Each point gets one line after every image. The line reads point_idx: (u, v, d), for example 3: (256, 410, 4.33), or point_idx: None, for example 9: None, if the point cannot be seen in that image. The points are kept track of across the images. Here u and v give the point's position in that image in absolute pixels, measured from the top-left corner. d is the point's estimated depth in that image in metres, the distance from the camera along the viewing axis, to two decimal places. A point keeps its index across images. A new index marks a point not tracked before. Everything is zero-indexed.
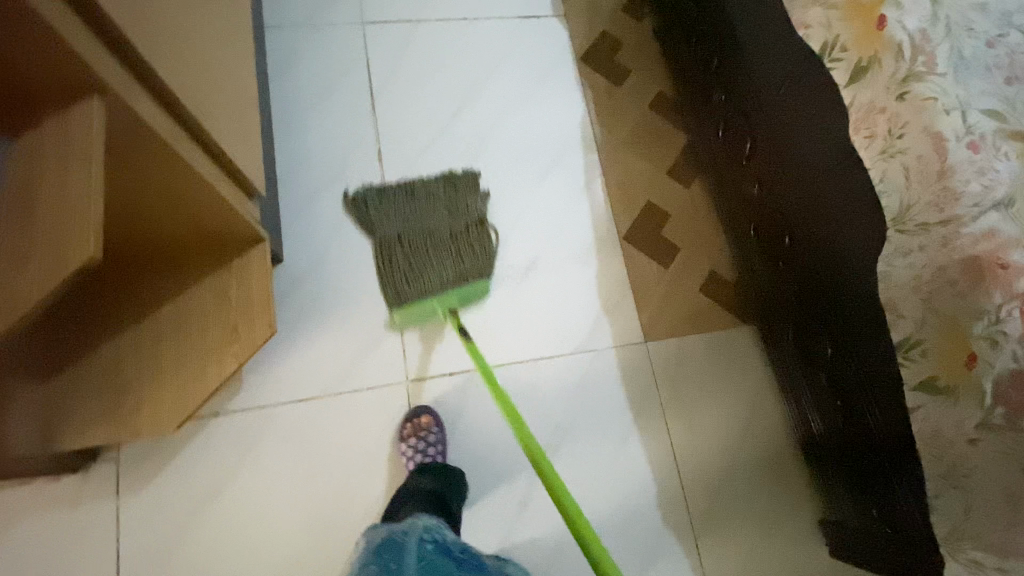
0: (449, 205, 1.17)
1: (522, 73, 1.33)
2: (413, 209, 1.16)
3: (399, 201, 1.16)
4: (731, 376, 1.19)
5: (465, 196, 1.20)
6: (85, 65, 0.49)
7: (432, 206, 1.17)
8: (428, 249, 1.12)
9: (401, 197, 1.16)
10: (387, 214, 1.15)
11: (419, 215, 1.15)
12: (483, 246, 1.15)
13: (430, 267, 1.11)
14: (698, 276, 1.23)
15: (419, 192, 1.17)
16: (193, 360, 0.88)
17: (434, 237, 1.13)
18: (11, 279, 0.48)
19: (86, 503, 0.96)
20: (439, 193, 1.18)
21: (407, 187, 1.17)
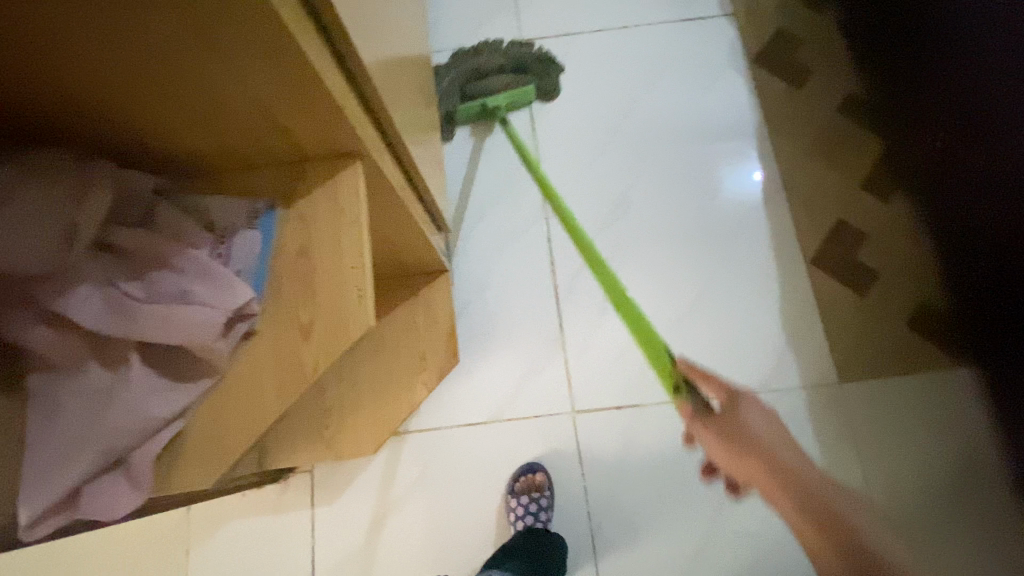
0: (505, 53, 1.21)
1: (687, 82, 1.24)
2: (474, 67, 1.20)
3: (462, 77, 1.19)
4: (939, 423, 1.03)
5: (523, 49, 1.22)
6: (354, 132, 0.51)
7: (492, 61, 1.20)
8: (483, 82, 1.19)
9: (463, 60, 1.21)
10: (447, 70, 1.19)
11: (475, 55, 1.21)
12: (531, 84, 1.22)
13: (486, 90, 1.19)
14: (899, 306, 1.07)
15: (474, 51, 1.21)
16: (388, 386, 0.93)
17: (488, 82, 1.19)
18: (293, 345, 0.50)
19: (286, 510, 1.04)
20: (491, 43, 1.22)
21: (465, 60, 1.20)
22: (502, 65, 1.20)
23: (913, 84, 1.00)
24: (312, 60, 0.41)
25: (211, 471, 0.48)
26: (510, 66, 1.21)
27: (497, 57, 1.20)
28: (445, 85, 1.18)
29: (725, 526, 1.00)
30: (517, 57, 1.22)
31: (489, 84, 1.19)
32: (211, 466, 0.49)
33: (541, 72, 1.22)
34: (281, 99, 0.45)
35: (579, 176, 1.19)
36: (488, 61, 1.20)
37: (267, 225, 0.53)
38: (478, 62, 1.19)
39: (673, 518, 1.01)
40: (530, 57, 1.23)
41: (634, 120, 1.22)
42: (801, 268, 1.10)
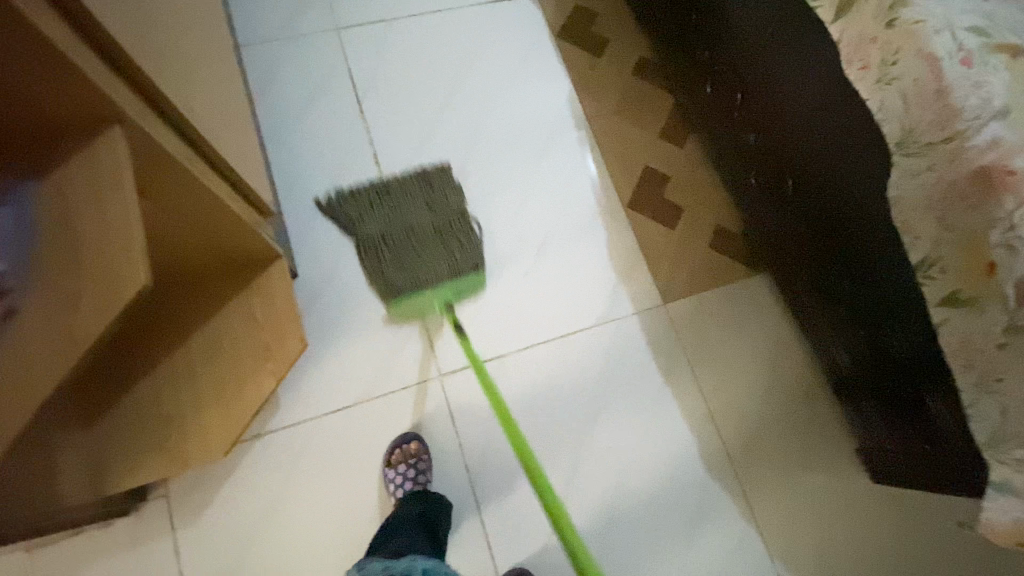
0: (435, 218, 1.17)
1: (503, 58, 1.33)
2: (394, 211, 1.17)
3: (395, 251, 1.13)
4: (749, 324, 1.21)
5: (445, 193, 1.20)
6: (103, 95, 0.49)
7: (411, 205, 1.17)
8: (418, 243, 1.14)
9: (360, 204, 1.16)
10: (362, 215, 1.16)
11: (398, 208, 1.17)
12: (458, 206, 1.19)
13: (421, 260, 1.13)
14: (704, 233, 1.24)
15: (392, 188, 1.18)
16: (233, 383, 0.90)
17: (422, 249, 1.14)
18: (60, 315, 0.47)
19: (141, 544, 0.95)
20: (418, 191, 1.19)
21: (389, 202, 1.17)
22: (428, 211, 1.17)
23: (691, 42, 1.18)
24: (28, 15, 0.40)
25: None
26: (439, 223, 1.17)
27: (432, 224, 1.16)
28: (368, 231, 1.14)
29: (591, 450, 1.10)
30: (445, 217, 1.17)
31: (428, 258, 1.14)
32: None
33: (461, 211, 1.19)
34: (3, 62, 0.43)
35: (415, 154, 1.22)
36: (408, 190, 1.19)
37: (20, 202, 0.49)
38: (401, 221, 1.15)
39: (544, 456, 1.08)
40: (457, 210, 1.19)
41: (459, 97, 1.28)
42: (623, 212, 1.24)
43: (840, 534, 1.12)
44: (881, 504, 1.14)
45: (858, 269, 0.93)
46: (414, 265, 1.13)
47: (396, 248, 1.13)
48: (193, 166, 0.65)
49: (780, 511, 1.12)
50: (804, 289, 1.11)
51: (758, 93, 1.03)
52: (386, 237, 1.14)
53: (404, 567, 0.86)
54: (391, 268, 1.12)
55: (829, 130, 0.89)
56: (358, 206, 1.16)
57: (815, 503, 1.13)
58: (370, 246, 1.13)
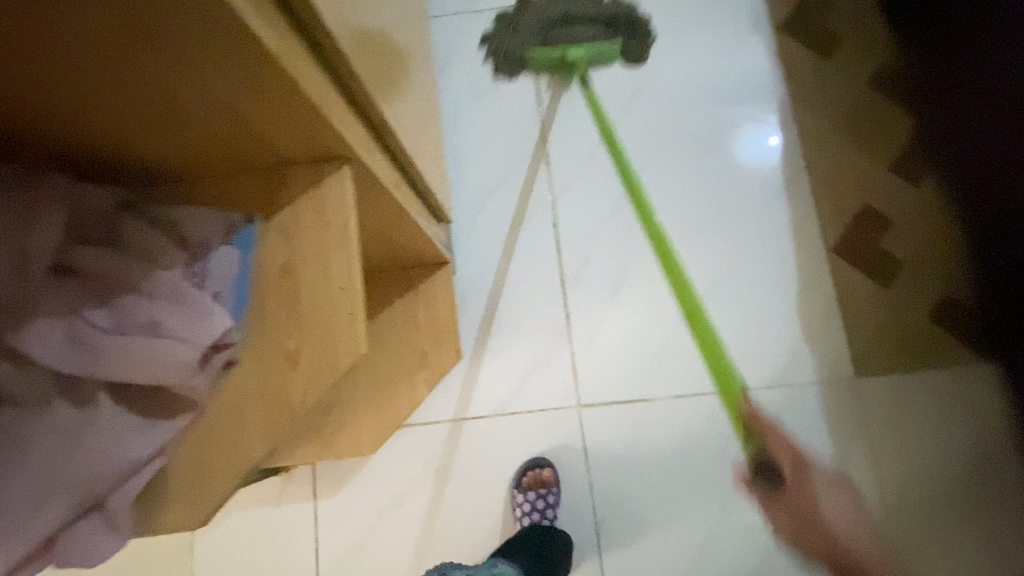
0: (598, 25, 1.06)
1: (706, 51, 1.14)
2: (552, 30, 1.06)
3: (539, 18, 1.08)
4: (960, 420, 0.99)
5: (622, 16, 1.09)
6: (337, 133, 0.45)
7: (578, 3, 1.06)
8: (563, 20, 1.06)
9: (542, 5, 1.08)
10: (521, 30, 1.11)
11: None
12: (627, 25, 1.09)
13: (570, 26, 1.05)
14: (924, 298, 1.02)
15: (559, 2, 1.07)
16: (387, 384, 0.90)
17: (572, 29, 1.05)
18: (280, 374, 0.45)
19: (289, 502, 1.04)
20: None
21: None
22: (593, 20, 1.06)
23: (957, 56, 0.91)
24: (282, 62, 0.36)
25: (198, 513, 0.44)
26: (596, 21, 1.07)
27: (593, 15, 1.06)
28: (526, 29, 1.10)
29: (733, 520, 0.99)
30: (614, 8, 1.08)
31: (578, 35, 1.05)
32: (197, 508, 0.44)
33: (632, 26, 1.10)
34: (250, 104, 0.39)
35: (589, 156, 1.11)
36: (581, 8, 1.06)
37: (244, 240, 0.47)
38: (568, 6, 1.06)
39: (679, 514, 0.99)
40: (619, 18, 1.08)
41: (648, 94, 1.13)
42: (822, 257, 1.04)
43: None
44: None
45: None
46: (564, 27, 1.06)
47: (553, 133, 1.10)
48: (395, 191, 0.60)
49: None
50: None
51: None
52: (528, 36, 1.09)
53: None
54: (554, 32, 1.05)
55: None
56: (518, 21, 1.11)
57: None
58: (516, 42, 1.11)
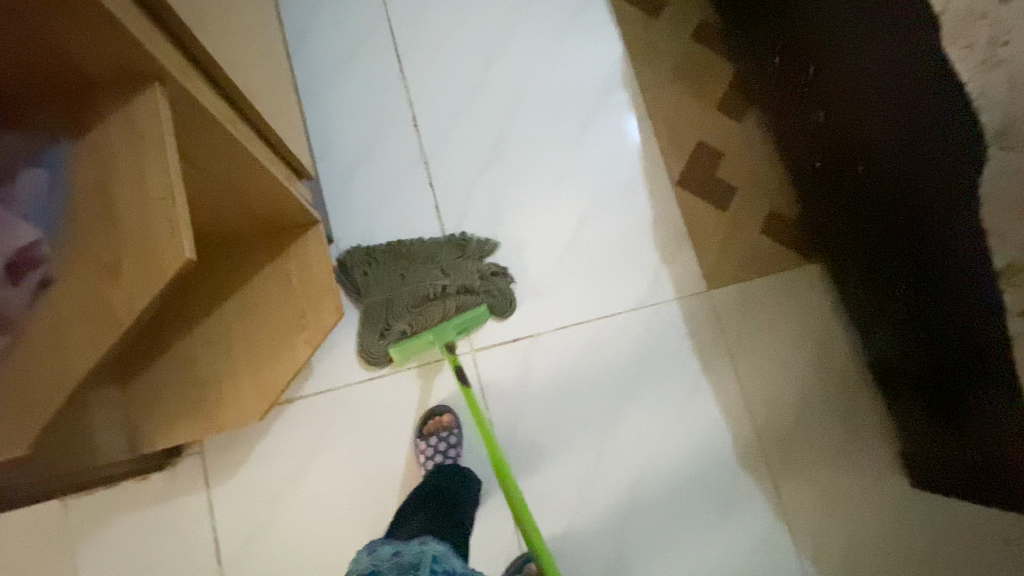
0: (462, 299, 1.05)
1: (551, 16, 1.24)
2: (403, 266, 1.07)
3: (401, 309, 1.04)
4: (799, 316, 1.16)
5: (462, 259, 1.09)
6: (147, 54, 0.46)
7: (424, 260, 1.08)
8: (423, 309, 1.04)
9: (400, 317, 1.03)
10: (376, 282, 1.06)
11: (412, 277, 1.06)
12: (497, 297, 1.07)
13: (427, 318, 1.03)
14: (756, 216, 1.17)
15: (413, 268, 1.07)
16: (268, 349, 0.89)
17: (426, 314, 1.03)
18: (101, 288, 0.45)
19: (178, 495, 0.98)
20: (435, 262, 1.08)
21: (398, 260, 1.08)
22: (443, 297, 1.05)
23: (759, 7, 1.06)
24: None
25: (26, 433, 0.43)
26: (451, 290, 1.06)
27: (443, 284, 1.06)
28: (377, 299, 1.05)
29: (622, 433, 1.08)
30: (462, 276, 1.07)
31: (433, 315, 1.03)
32: (24, 428, 0.43)
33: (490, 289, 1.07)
34: (33, 16, 0.39)
35: (455, 118, 1.16)
36: (437, 308, 1.04)
37: (52, 162, 0.47)
38: (414, 283, 1.05)
39: (574, 437, 1.07)
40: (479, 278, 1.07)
41: (504, 56, 1.21)
42: (670, 191, 1.17)
43: (869, 532, 1.10)
44: (916, 505, 1.11)
45: (925, 272, 0.85)
46: (425, 308, 1.04)
47: (400, 308, 1.04)
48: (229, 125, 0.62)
49: (808, 508, 1.10)
50: (865, 284, 1.04)
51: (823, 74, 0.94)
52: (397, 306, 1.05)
53: (415, 557, 0.80)
54: (408, 319, 1.03)
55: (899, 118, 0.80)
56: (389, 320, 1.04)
57: (847, 502, 1.10)
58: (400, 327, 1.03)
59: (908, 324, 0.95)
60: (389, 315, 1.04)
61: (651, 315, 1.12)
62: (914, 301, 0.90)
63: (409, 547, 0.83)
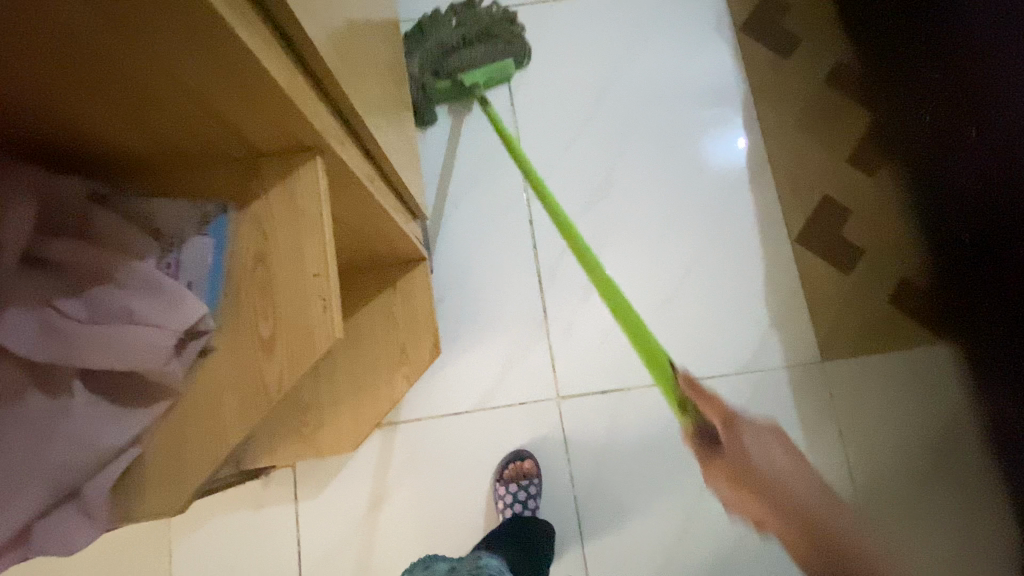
0: (486, 45, 1.11)
1: (671, 52, 1.18)
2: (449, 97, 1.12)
3: (436, 62, 1.10)
4: (921, 400, 1.04)
5: (491, 22, 1.12)
6: (312, 129, 0.46)
7: (447, 22, 1.12)
8: (462, 53, 1.10)
9: (431, 50, 1.09)
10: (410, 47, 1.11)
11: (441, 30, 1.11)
12: (516, 44, 1.13)
13: (462, 52, 1.10)
14: (883, 283, 1.07)
15: (444, 23, 1.12)
16: (367, 380, 0.90)
17: (460, 56, 1.09)
18: (255, 362, 0.46)
19: (268, 505, 1.03)
20: (466, 27, 1.11)
21: (432, 24, 1.12)
22: (474, 41, 1.11)
23: (908, 57, 0.96)
24: (259, 59, 0.37)
25: (176, 497, 0.45)
26: (473, 35, 1.11)
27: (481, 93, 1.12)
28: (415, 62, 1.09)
29: (709, 502, 1.02)
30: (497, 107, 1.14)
31: (470, 58, 1.10)
32: (175, 492, 0.45)
33: (508, 30, 1.13)
34: (225, 98, 0.40)
35: (561, 155, 1.14)
36: (469, 50, 1.10)
37: (218, 231, 0.48)
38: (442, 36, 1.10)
39: (656, 499, 1.02)
40: (498, 28, 1.12)
41: (618, 92, 1.16)
42: (786, 247, 1.09)
43: None
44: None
45: None
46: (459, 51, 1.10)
47: (444, 82, 1.09)
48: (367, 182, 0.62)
49: None
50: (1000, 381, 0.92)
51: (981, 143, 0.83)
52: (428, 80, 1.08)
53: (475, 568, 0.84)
54: (444, 61, 1.09)
55: None
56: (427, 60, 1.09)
57: None
58: (439, 86, 1.09)
59: None
60: (434, 66, 1.10)
61: (753, 380, 1.04)
62: None
63: (464, 562, 0.86)
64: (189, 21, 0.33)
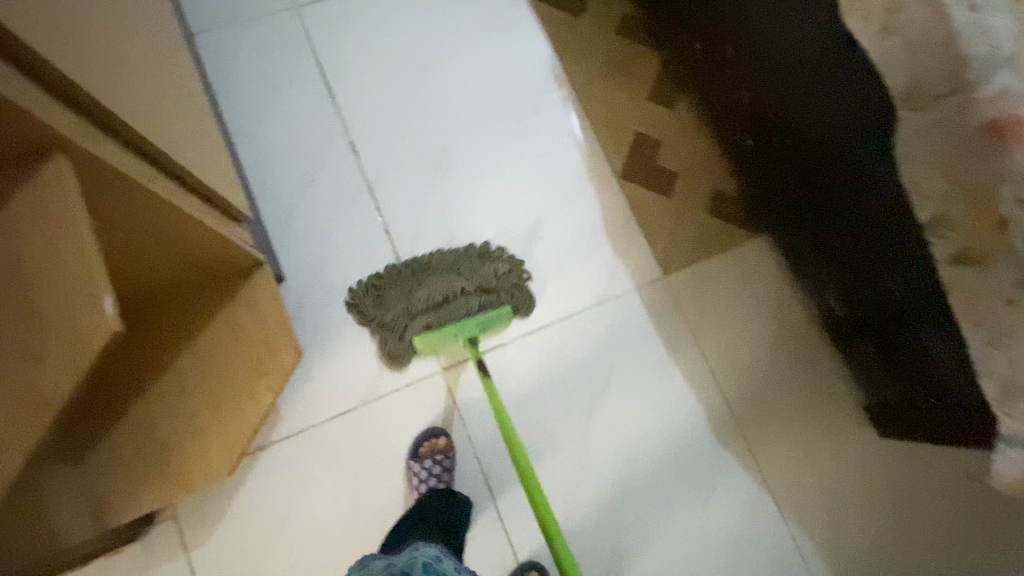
0: (466, 262, 1.09)
1: (477, 25, 1.24)
2: (418, 282, 1.07)
3: (402, 283, 1.06)
4: (756, 290, 1.19)
5: (480, 263, 1.09)
6: (44, 124, 0.45)
7: (439, 266, 1.08)
8: (446, 309, 1.04)
9: (413, 306, 1.05)
10: (385, 299, 1.06)
11: (427, 279, 1.07)
12: (499, 253, 1.11)
13: (451, 313, 1.04)
14: (700, 198, 1.21)
15: (400, 267, 1.08)
16: (228, 400, 0.86)
17: (451, 315, 1.04)
18: (27, 374, 0.44)
19: (155, 564, 0.94)
20: (450, 261, 1.09)
21: (416, 261, 1.08)
22: (463, 289, 1.06)
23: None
24: None
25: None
26: (468, 287, 1.06)
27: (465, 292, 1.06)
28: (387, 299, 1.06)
29: (600, 428, 1.09)
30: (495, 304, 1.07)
31: (458, 313, 1.04)
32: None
33: (512, 286, 1.09)
34: None
35: (393, 138, 1.15)
36: (465, 312, 1.04)
37: None
38: (430, 291, 1.05)
39: (553, 441, 1.07)
40: (501, 278, 1.09)
41: (435, 70, 1.20)
42: (614, 184, 1.19)
43: (847, 494, 1.12)
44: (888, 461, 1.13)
45: (860, 231, 0.92)
46: (447, 308, 1.05)
47: (427, 324, 1.04)
48: (139, 179, 0.59)
49: (787, 478, 1.12)
50: (805, 252, 1.10)
51: (750, 54, 0.99)
52: (418, 309, 1.05)
53: (406, 564, 0.82)
54: (422, 310, 1.04)
55: (825, 90, 0.87)
56: (382, 290, 1.06)
57: (824, 467, 1.12)
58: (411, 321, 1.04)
59: (849, 284, 1.01)
60: (411, 319, 1.04)
61: (612, 309, 1.13)
62: (854, 264, 0.97)
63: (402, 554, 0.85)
64: None
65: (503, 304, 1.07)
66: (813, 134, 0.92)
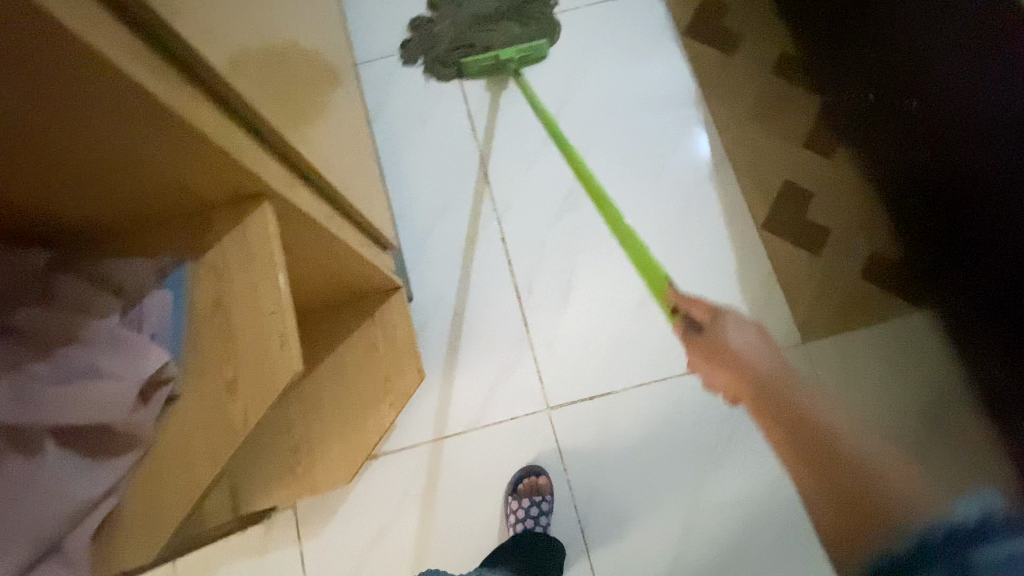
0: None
1: (621, 60, 1.22)
2: (463, 7, 1.19)
3: (451, 15, 1.20)
4: (910, 372, 1.04)
5: (524, 2, 1.20)
6: (253, 175, 0.48)
7: None
8: (485, 23, 1.17)
9: (456, 19, 1.20)
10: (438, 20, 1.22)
11: (471, 3, 1.19)
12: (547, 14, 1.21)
13: (488, 29, 1.17)
14: (854, 260, 1.08)
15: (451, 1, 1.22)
16: (354, 412, 0.92)
17: (489, 31, 1.17)
18: (223, 403, 0.49)
19: (273, 549, 1.03)
20: None
21: None
22: (503, 14, 1.18)
23: (846, 43, 1.02)
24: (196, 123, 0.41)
25: (164, 533, 0.46)
26: (506, 11, 1.18)
27: (507, 36, 1.17)
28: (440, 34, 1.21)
29: (710, 497, 1.01)
30: (528, 34, 1.18)
31: (497, 31, 1.17)
32: (163, 529, 0.46)
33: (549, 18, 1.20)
34: (183, 163, 0.44)
35: (527, 172, 1.17)
36: (500, 35, 1.17)
37: (178, 283, 0.52)
38: (474, 13, 1.18)
39: (656, 502, 1.02)
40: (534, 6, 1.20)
41: (574, 103, 1.20)
42: (753, 235, 1.11)
43: None
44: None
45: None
46: (485, 27, 1.17)
47: (468, 43, 1.18)
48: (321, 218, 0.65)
49: None
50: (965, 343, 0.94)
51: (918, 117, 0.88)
52: (463, 28, 1.19)
53: None
54: (464, 32, 1.18)
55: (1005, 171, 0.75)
56: (436, 30, 1.22)
57: None
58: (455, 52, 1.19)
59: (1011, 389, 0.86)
60: (456, 46, 1.19)
61: None
62: (1023, 369, 0.82)
63: None
64: (123, 88, 0.36)
65: (535, 31, 1.18)
66: (986, 219, 0.80)
